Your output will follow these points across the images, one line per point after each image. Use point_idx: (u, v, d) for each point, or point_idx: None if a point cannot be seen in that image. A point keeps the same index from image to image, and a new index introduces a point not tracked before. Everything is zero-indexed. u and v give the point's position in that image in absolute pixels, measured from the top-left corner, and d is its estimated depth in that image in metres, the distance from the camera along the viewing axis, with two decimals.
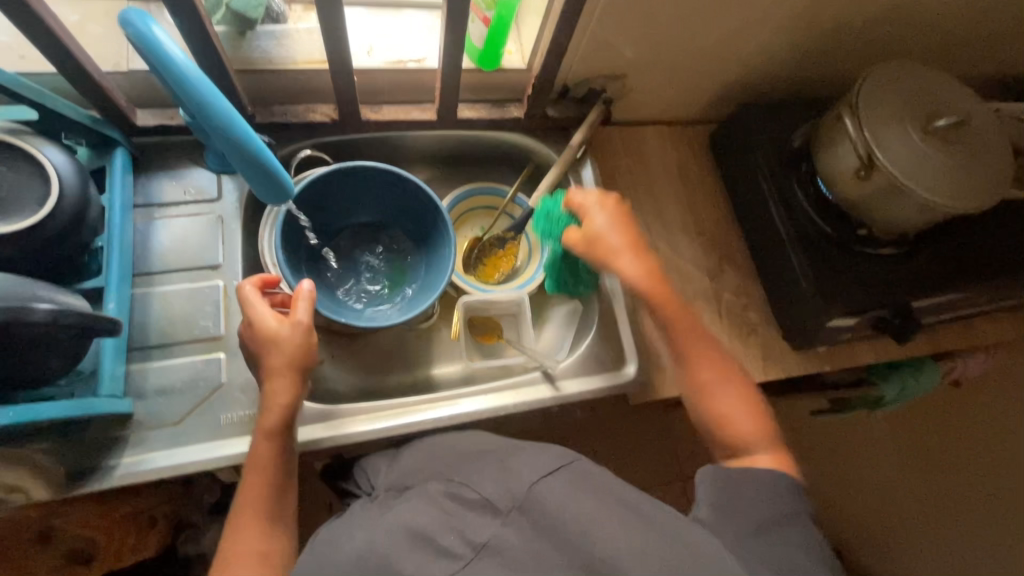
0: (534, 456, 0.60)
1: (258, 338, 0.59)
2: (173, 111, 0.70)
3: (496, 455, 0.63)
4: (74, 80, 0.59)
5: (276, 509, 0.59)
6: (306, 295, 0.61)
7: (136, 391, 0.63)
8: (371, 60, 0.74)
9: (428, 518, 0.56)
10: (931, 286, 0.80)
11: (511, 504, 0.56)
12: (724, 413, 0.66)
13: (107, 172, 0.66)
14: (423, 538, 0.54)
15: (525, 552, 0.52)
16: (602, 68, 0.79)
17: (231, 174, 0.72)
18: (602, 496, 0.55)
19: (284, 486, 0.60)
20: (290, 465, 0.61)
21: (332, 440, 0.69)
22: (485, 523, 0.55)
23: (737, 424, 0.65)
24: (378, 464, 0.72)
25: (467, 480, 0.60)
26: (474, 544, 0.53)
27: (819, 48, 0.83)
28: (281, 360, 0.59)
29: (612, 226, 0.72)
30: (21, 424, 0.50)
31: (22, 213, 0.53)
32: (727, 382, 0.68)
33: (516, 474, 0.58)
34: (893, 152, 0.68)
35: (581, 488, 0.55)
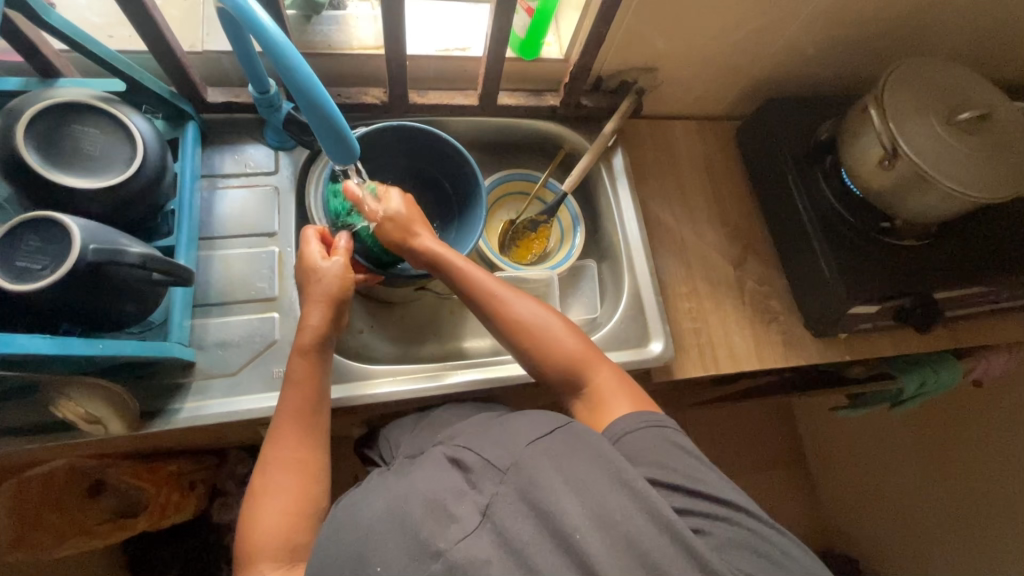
0: (532, 418, 0.60)
1: (303, 271, 0.66)
2: (238, 90, 0.77)
3: (497, 421, 0.64)
4: (158, 55, 0.65)
5: (310, 435, 0.62)
6: (346, 250, 0.68)
7: (198, 342, 0.68)
8: (421, 49, 0.80)
9: (442, 483, 0.54)
10: (952, 277, 0.82)
11: (511, 464, 0.55)
12: (546, 347, 0.67)
13: (179, 143, 0.72)
14: (436, 501, 0.52)
15: (528, 507, 0.51)
16: (634, 60, 0.84)
17: (287, 150, 0.78)
18: (596, 457, 0.54)
19: (313, 415, 0.63)
20: (320, 398, 0.64)
21: (358, 398, 0.72)
22: (489, 485, 0.54)
23: (567, 357, 0.66)
24: (401, 430, 0.75)
25: (469, 445, 0.59)
26: (482, 509, 0.52)
27: (844, 45, 0.87)
28: (321, 292, 0.65)
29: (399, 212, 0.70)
30: (106, 357, 0.55)
31: (110, 171, 0.59)
32: (546, 320, 0.68)
33: (515, 434, 0.58)
34: (917, 142, 0.71)
35: (576, 449, 0.54)
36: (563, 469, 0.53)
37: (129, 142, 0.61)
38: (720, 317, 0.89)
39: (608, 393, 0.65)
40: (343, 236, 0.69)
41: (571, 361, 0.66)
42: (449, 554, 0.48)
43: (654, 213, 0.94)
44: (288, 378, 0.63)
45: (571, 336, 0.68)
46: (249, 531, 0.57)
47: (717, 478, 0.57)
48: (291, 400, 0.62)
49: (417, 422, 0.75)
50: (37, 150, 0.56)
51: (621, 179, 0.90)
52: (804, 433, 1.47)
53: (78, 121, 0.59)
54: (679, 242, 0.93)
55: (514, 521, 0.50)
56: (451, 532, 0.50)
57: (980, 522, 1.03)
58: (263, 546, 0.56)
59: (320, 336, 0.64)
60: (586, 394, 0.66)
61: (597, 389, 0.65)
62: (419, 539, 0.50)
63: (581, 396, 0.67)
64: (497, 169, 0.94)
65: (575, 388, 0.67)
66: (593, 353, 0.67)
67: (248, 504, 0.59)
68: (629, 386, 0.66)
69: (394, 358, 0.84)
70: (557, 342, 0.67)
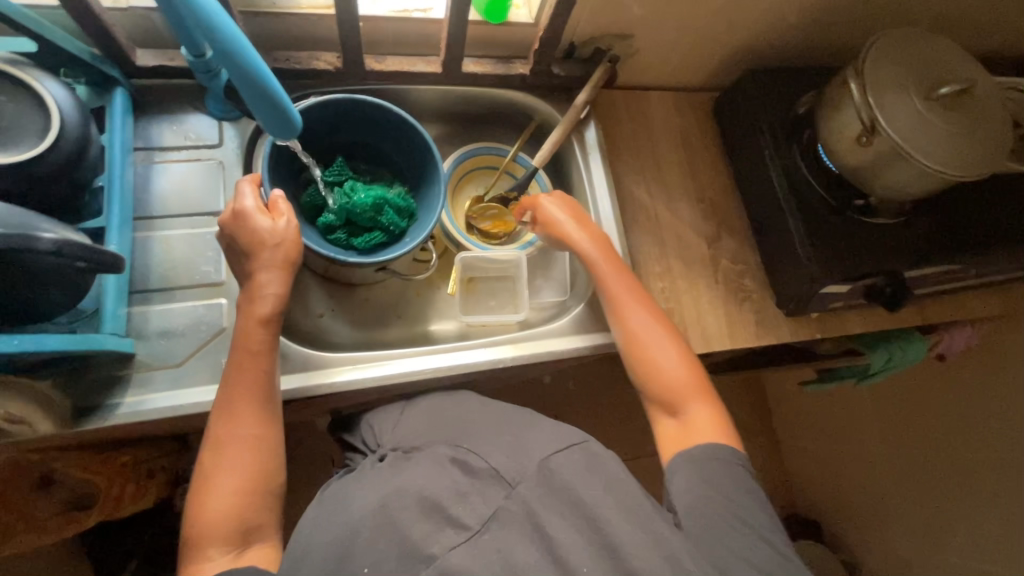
0: (541, 433, 0.59)
1: (244, 233, 0.61)
2: (173, 53, 0.69)
3: (507, 428, 0.61)
4: (73, 12, 0.58)
5: (267, 409, 0.60)
6: (283, 201, 0.64)
7: (137, 333, 0.63)
8: (377, 9, 0.73)
9: (438, 484, 0.53)
10: (924, 255, 0.81)
11: (519, 478, 0.53)
12: (661, 375, 0.67)
13: (107, 113, 0.65)
14: (429, 504, 0.51)
15: (532, 526, 0.49)
16: (608, 26, 0.79)
17: (232, 121, 0.71)
18: (606, 483, 0.53)
19: (272, 391, 0.61)
20: (274, 357, 0.61)
21: (314, 388, 0.69)
22: (493, 496, 0.52)
23: (670, 385, 0.67)
24: (378, 422, 0.71)
25: (474, 449, 0.58)
26: (483, 517, 0.50)
27: (825, 12, 0.83)
28: (275, 256, 0.61)
29: (559, 207, 0.77)
30: (26, 354, 0.50)
31: (23, 146, 0.53)
32: (671, 345, 0.69)
33: (526, 447, 0.56)
34: (895, 118, 0.68)
35: (592, 471, 0.54)
36: (572, 489, 0.51)
37: (46, 112, 0.54)
38: (693, 297, 0.87)
39: (702, 429, 0.64)
40: (281, 195, 0.64)
41: (676, 390, 0.66)
42: (443, 559, 0.47)
43: (628, 189, 0.90)
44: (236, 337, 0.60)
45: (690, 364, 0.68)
46: (203, 499, 0.55)
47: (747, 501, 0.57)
48: (244, 360, 0.59)
49: (398, 414, 0.71)
50: None
51: (594, 153, 0.86)
52: (773, 406, 1.49)
53: None
54: (653, 219, 0.90)
55: (516, 539, 0.48)
56: (446, 537, 0.48)
57: (943, 494, 1.06)
58: (211, 522, 0.54)
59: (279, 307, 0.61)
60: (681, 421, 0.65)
61: (693, 421, 0.65)
62: (408, 542, 0.48)
63: (671, 415, 0.66)
64: (465, 142, 0.89)
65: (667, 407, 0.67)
66: (700, 385, 0.66)
67: (205, 474, 0.57)
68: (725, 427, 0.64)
69: (357, 342, 0.80)
70: (667, 360, 0.68)
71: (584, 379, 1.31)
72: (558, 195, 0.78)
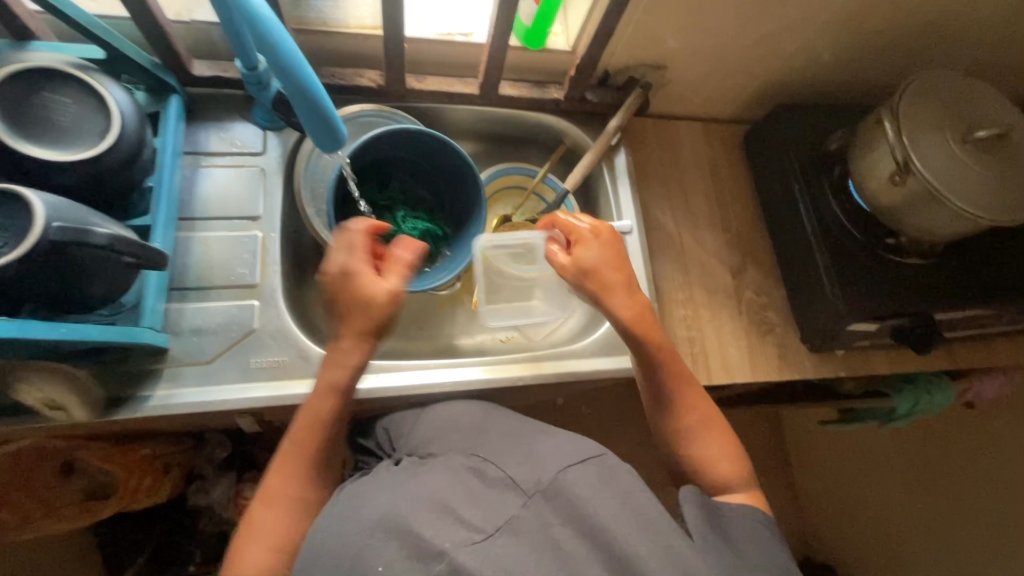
0: (559, 442, 0.59)
1: (352, 290, 0.60)
2: (227, 65, 0.73)
3: (521, 438, 0.62)
4: (141, 23, 0.61)
5: (317, 471, 0.61)
6: (400, 266, 0.62)
7: (172, 328, 0.65)
8: (422, 31, 0.76)
9: (454, 491, 0.53)
10: (953, 298, 0.80)
11: (534, 489, 0.53)
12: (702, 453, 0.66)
13: (161, 118, 0.68)
14: (442, 506, 0.51)
15: (546, 541, 0.49)
16: (642, 57, 0.81)
17: (276, 131, 0.75)
18: (623, 496, 0.52)
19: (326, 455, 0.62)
20: (338, 423, 0.62)
21: None
22: (508, 504, 0.52)
23: (710, 471, 0.65)
24: (392, 429, 0.73)
25: (493, 459, 0.58)
26: (496, 523, 0.50)
27: (860, 52, 0.84)
28: (365, 322, 0.60)
29: (600, 259, 0.68)
30: (70, 342, 0.52)
31: (83, 145, 0.56)
32: (711, 428, 0.67)
33: (543, 457, 0.56)
34: (930, 158, 0.68)
35: (606, 484, 0.53)
36: (586, 500, 0.51)
37: (106, 114, 0.57)
38: (715, 326, 0.87)
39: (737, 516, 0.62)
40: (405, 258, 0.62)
41: (715, 476, 0.65)
42: (452, 556, 0.47)
43: (655, 215, 0.91)
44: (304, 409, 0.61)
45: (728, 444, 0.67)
46: (242, 546, 0.57)
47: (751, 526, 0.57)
48: (304, 427, 0.61)
49: (413, 420, 0.72)
50: (4, 118, 0.52)
51: (623, 178, 0.87)
52: (790, 445, 1.45)
53: (51, 89, 0.56)
54: (678, 246, 0.90)
55: (530, 549, 0.48)
56: (458, 536, 0.49)
57: (967, 548, 1.02)
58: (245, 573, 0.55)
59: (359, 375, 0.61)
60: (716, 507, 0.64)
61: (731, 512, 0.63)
62: (421, 541, 0.48)
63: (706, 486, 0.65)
64: (496, 161, 0.91)
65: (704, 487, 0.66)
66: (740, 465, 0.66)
67: (247, 520, 0.58)
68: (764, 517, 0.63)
69: (379, 351, 0.81)
70: (711, 437, 0.67)
71: (599, 405, 1.30)
72: (600, 243, 0.69)
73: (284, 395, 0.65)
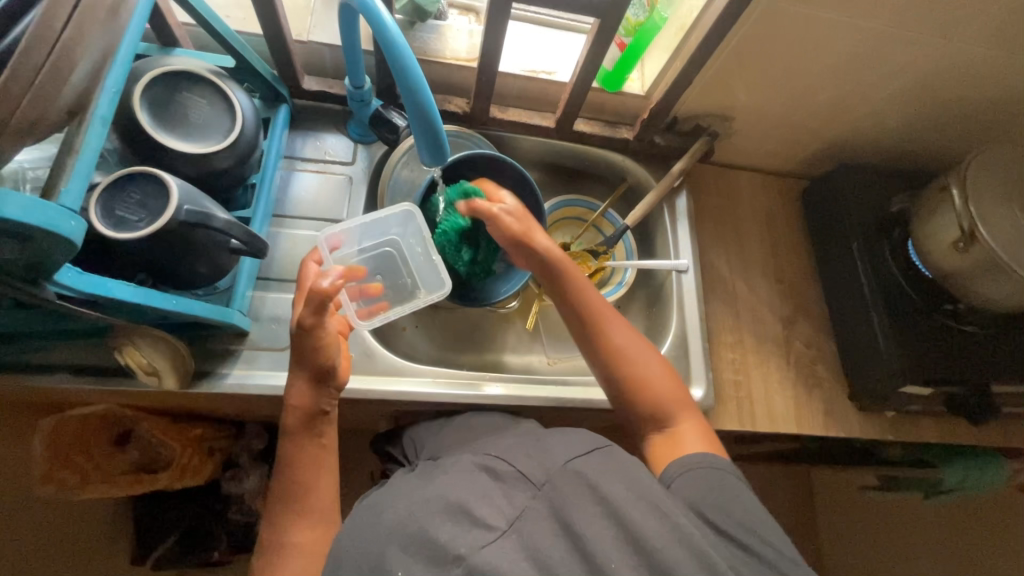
0: (565, 437, 0.61)
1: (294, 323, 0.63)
2: (333, 82, 0.80)
3: (533, 436, 0.64)
4: (270, 39, 0.69)
5: (312, 513, 0.62)
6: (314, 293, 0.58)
7: (253, 314, 0.70)
8: (511, 67, 0.82)
9: (468, 491, 0.54)
10: (1005, 370, 0.81)
11: (544, 479, 0.54)
12: (638, 375, 0.68)
13: (270, 123, 0.75)
14: (457, 506, 0.52)
15: (559, 524, 0.50)
16: (714, 107, 0.85)
17: (366, 144, 0.81)
18: (632, 482, 0.53)
19: (314, 496, 0.62)
20: (318, 465, 0.64)
21: (387, 392, 0.72)
22: (519, 496, 0.53)
23: (656, 394, 0.67)
24: (427, 432, 0.75)
25: (502, 456, 0.59)
26: (509, 518, 0.51)
27: (930, 121, 0.86)
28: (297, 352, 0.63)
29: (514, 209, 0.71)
30: (177, 313, 0.57)
31: (209, 139, 0.62)
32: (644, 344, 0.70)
33: (550, 451, 0.58)
34: (998, 228, 0.69)
35: (612, 470, 0.54)
36: (598, 489, 0.52)
37: (232, 115, 0.64)
38: (763, 373, 0.87)
39: (690, 439, 0.65)
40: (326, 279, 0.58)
41: (659, 400, 0.67)
42: (469, 559, 0.48)
43: (710, 259, 0.93)
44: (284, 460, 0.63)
45: (670, 382, 0.69)
46: None
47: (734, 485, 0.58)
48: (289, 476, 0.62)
49: (442, 427, 0.74)
50: (149, 109, 0.59)
51: (682, 219, 0.90)
52: (821, 511, 1.40)
53: (187, 88, 0.62)
54: (730, 291, 0.92)
55: (544, 535, 0.49)
56: (474, 538, 0.49)
57: None
58: None
59: (308, 407, 0.63)
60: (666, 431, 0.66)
61: (680, 433, 0.66)
62: (436, 545, 0.49)
63: (659, 429, 0.67)
64: (560, 192, 0.95)
65: (653, 419, 0.67)
66: (684, 398, 0.68)
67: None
68: (708, 434, 0.66)
69: (432, 359, 0.85)
70: (653, 379, 0.68)
71: None
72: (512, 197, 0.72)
73: None
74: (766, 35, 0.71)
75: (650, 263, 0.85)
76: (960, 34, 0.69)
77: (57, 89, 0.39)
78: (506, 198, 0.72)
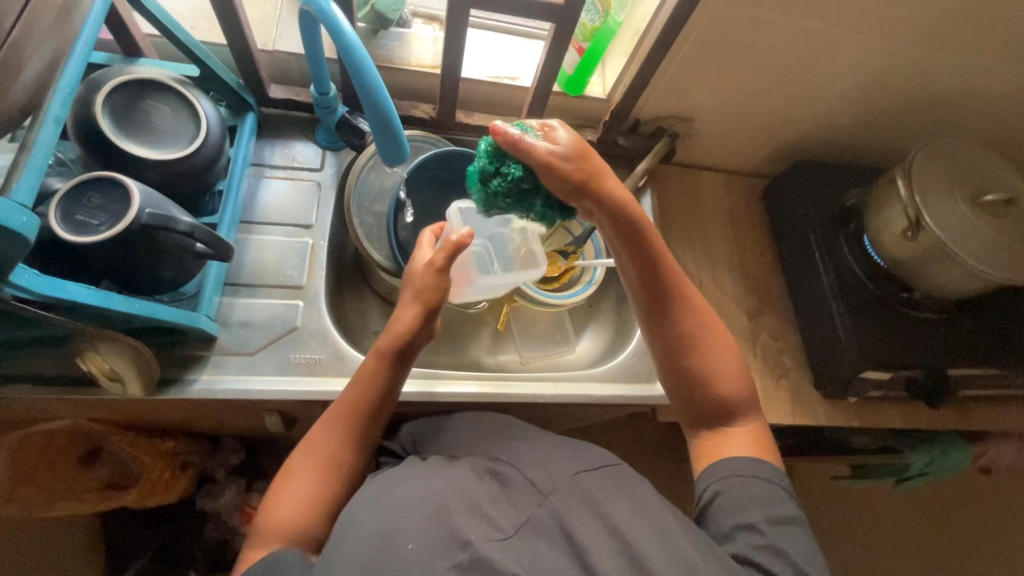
0: (575, 451, 0.62)
1: (410, 272, 0.65)
2: (299, 90, 0.82)
3: (544, 443, 0.65)
4: (234, 48, 0.70)
5: (359, 437, 0.62)
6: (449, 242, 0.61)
7: (222, 320, 0.70)
8: (475, 73, 0.84)
9: (477, 489, 0.54)
10: (960, 352, 0.84)
11: (552, 488, 0.55)
12: (706, 364, 0.65)
13: (237, 131, 0.76)
14: (470, 502, 0.52)
15: (563, 534, 0.51)
16: (673, 108, 0.88)
17: (334, 150, 0.82)
18: (636, 504, 0.55)
19: (369, 419, 0.63)
20: (390, 393, 0.64)
21: None
22: (526, 504, 0.54)
23: (725, 390, 0.64)
24: (426, 432, 0.76)
25: (511, 462, 0.60)
26: (518, 523, 0.52)
27: (876, 118, 0.90)
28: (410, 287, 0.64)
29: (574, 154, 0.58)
30: (142, 317, 0.57)
31: (173, 145, 0.63)
32: (718, 334, 0.66)
33: (558, 461, 0.59)
34: (941, 216, 0.72)
35: (617, 492, 0.55)
36: (600, 508, 0.53)
37: (196, 121, 0.64)
38: None
39: (741, 441, 0.63)
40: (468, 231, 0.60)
41: (727, 399, 0.64)
42: (477, 547, 0.48)
43: (677, 255, 0.95)
44: (356, 373, 0.63)
45: (736, 379, 0.65)
46: (274, 500, 0.58)
47: (757, 488, 0.58)
48: (357, 394, 0.62)
49: (441, 426, 0.75)
50: (111, 116, 0.59)
51: (648, 218, 0.93)
52: None
53: (150, 96, 0.62)
54: (697, 286, 0.94)
55: (547, 548, 0.50)
56: (484, 530, 0.50)
57: None
58: (278, 518, 0.56)
59: (403, 341, 0.63)
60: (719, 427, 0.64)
61: (735, 433, 0.63)
62: (448, 528, 0.49)
63: (710, 428, 0.65)
64: None
65: (711, 416, 0.65)
66: (751, 399, 0.65)
67: (280, 477, 0.60)
68: (757, 437, 0.64)
69: None
70: (717, 376, 0.64)
71: (609, 445, 1.28)
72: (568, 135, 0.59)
73: (317, 391, 0.69)
74: (716, 38, 0.74)
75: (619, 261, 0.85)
76: (896, 34, 0.73)
77: (7, 89, 0.40)
78: (560, 137, 0.59)
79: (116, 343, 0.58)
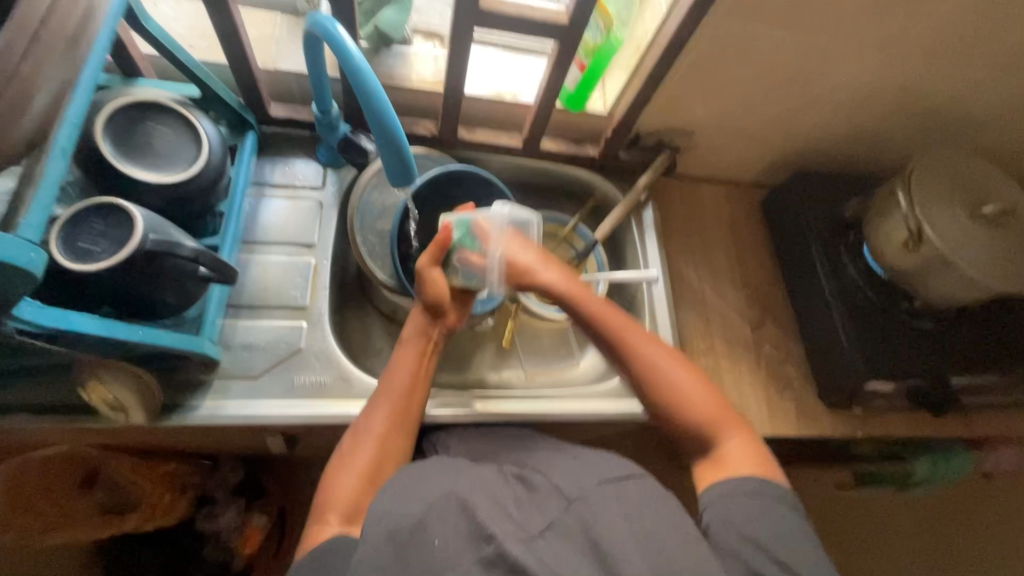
0: (605, 458, 0.61)
1: None
2: (300, 108, 0.81)
3: (564, 450, 0.64)
4: (235, 68, 0.69)
5: (404, 422, 0.64)
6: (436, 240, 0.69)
7: (225, 342, 0.69)
8: (476, 89, 0.84)
9: (500, 493, 0.55)
10: (961, 360, 0.85)
11: (576, 494, 0.55)
12: (672, 395, 0.68)
13: (237, 151, 0.75)
14: (497, 502, 0.54)
15: (587, 542, 0.51)
16: (673, 122, 0.88)
17: (336, 168, 0.81)
18: (671, 518, 0.53)
19: (408, 404, 0.66)
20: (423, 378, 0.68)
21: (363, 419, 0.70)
22: (550, 508, 0.54)
23: (700, 419, 0.67)
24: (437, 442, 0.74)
25: (537, 469, 0.59)
26: (541, 526, 0.52)
27: (874, 129, 0.91)
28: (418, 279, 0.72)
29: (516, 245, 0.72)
30: (145, 343, 0.56)
31: (174, 168, 0.61)
32: (676, 361, 0.70)
33: (587, 468, 0.59)
34: (942, 226, 0.73)
35: (648, 500, 0.54)
36: (631, 518, 0.52)
37: (198, 142, 0.63)
38: (735, 377, 0.89)
39: (738, 460, 0.64)
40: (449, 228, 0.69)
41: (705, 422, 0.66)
42: (501, 541, 0.49)
43: (679, 268, 0.95)
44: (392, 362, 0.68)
45: (702, 396, 0.68)
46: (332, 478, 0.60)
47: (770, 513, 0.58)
48: (393, 378, 0.67)
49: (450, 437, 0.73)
50: (112, 140, 0.59)
51: (650, 231, 0.93)
52: None
53: (151, 118, 0.62)
54: (700, 298, 0.94)
55: (568, 559, 0.50)
56: (509, 526, 0.51)
57: None
58: (337, 500, 0.57)
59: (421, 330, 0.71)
60: (715, 453, 0.65)
61: (728, 455, 0.64)
62: (474, 521, 0.51)
63: (705, 455, 0.66)
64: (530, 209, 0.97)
65: (702, 442, 0.66)
66: (729, 417, 0.67)
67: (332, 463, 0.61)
68: (755, 451, 0.65)
69: None
70: (691, 401, 0.68)
71: None
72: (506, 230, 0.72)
73: (322, 415, 0.67)
74: (716, 53, 0.74)
75: (623, 275, 0.86)
76: (892, 49, 0.74)
77: None
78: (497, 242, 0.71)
79: (117, 369, 0.57)
